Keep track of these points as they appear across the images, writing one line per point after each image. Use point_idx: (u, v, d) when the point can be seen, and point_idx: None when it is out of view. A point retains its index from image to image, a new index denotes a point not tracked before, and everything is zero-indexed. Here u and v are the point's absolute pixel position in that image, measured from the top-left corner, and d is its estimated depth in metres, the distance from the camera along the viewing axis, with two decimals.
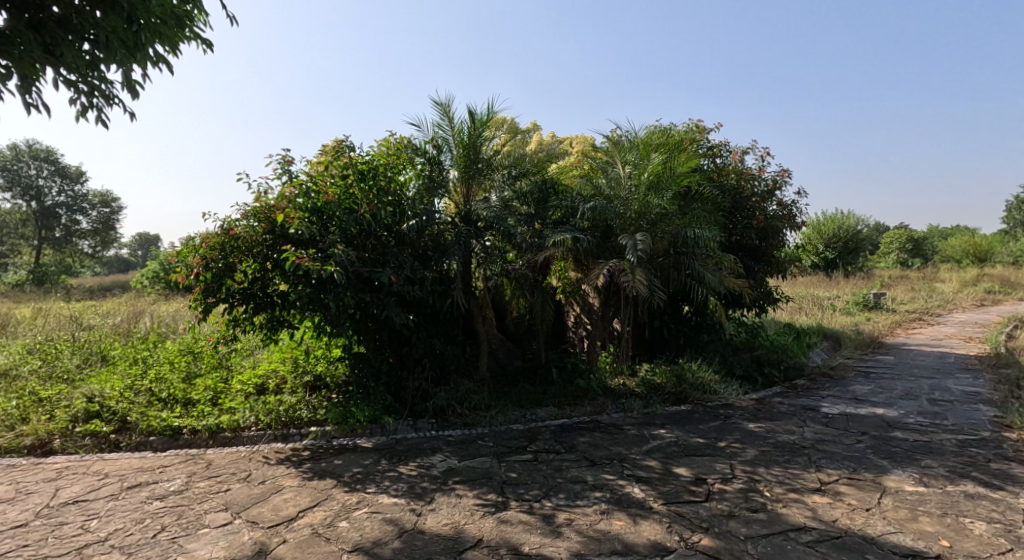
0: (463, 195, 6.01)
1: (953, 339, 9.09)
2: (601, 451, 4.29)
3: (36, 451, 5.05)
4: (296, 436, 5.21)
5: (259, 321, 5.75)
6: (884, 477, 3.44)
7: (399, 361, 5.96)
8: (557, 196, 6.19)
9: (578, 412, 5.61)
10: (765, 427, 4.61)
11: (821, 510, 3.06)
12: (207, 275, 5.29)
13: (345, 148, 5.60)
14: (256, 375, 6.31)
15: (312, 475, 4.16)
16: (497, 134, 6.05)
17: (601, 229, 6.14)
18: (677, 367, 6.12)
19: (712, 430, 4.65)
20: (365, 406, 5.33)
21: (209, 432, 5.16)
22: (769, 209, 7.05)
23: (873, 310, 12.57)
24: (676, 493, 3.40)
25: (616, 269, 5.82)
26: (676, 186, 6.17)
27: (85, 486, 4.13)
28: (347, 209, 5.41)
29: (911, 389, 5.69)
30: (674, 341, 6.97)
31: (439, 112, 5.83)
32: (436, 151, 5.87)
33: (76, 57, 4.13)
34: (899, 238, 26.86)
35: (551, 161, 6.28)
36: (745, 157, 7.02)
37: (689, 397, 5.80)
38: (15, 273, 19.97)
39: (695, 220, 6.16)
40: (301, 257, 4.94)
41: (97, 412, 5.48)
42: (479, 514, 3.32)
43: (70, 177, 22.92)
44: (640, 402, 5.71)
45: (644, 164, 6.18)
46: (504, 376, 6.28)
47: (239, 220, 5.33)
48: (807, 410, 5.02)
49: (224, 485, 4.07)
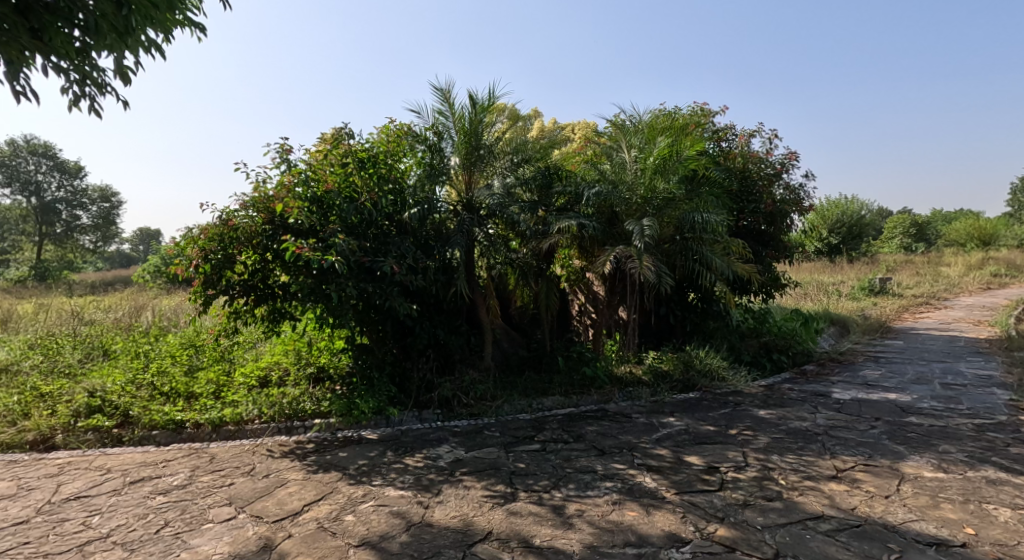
0: (465, 183, 5.89)
1: (961, 322, 9.00)
2: (610, 440, 4.21)
3: (38, 447, 5.00)
4: (300, 428, 5.14)
5: (260, 313, 5.68)
6: (902, 462, 3.36)
7: (403, 352, 5.91)
8: (561, 182, 6.07)
9: (585, 401, 5.55)
10: (776, 414, 4.53)
11: (839, 498, 2.98)
12: (207, 267, 5.19)
13: (345, 136, 5.50)
14: (259, 367, 6.25)
15: (317, 468, 4.10)
16: (499, 119, 5.92)
17: (606, 216, 6.09)
18: (684, 354, 6.04)
19: (722, 418, 4.57)
20: (370, 398, 5.27)
21: (212, 426, 5.10)
22: (776, 194, 6.94)
23: (879, 295, 12.47)
24: (689, 483, 3.32)
25: (623, 255, 5.73)
26: (683, 170, 6.02)
27: (87, 481, 4.08)
28: (346, 198, 5.33)
29: (922, 374, 5.61)
30: (680, 328, 6.90)
31: (439, 98, 5.72)
32: (436, 138, 5.75)
33: (66, 43, 4.02)
34: (903, 223, 26.66)
35: (554, 147, 6.16)
36: (751, 140, 6.89)
37: (697, 384, 5.74)
38: (17, 269, 19.95)
39: (703, 204, 6.00)
40: (302, 247, 4.83)
41: (99, 407, 5.43)
42: (488, 506, 3.25)
43: (69, 172, 22.80)
44: (648, 390, 5.65)
45: (649, 148, 6.09)
46: (509, 365, 6.22)
47: (238, 211, 5.25)
48: (818, 396, 4.94)
49: (227, 479, 4.00)
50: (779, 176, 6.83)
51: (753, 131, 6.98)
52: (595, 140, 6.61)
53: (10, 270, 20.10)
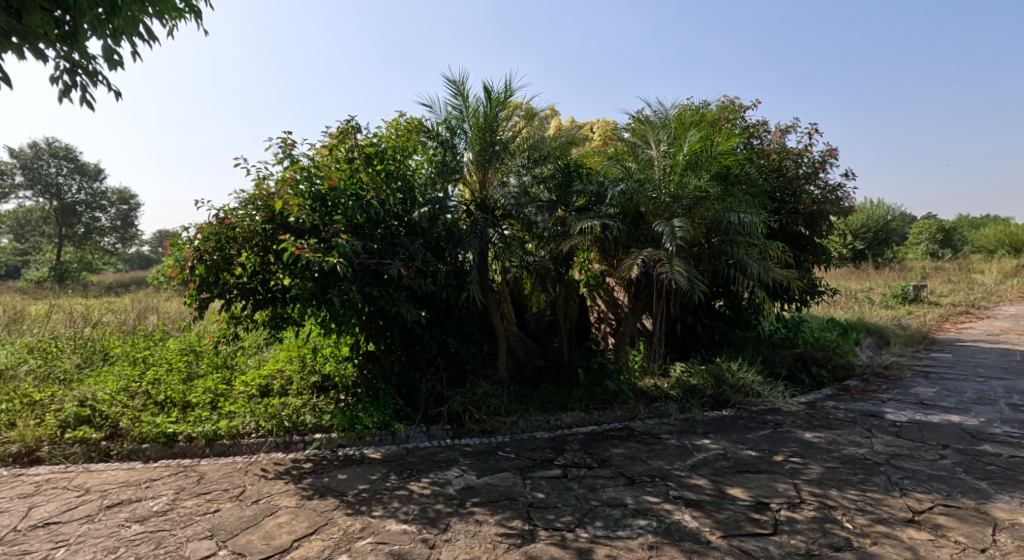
0: (479, 181, 5.44)
1: (1012, 335, 8.36)
2: (639, 466, 3.75)
3: (22, 460, 4.68)
4: (299, 444, 4.77)
5: (260, 318, 5.29)
6: (991, 504, 2.84)
7: (410, 360, 5.49)
8: (582, 180, 5.68)
9: (608, 418, 5.08)
10: (825, 437, 4.02)
11: (923, 550, 2.49)
12: (202, 268, 4.84)
13: (352, 129, 5.07)
14: (260, 375, 5.87)
15: (312, 493, 3.69)
16: (516, 112, 5.45)
17: (631, 216, 5.65)
18: (714, 366, 5.56)
19: (762, 441, 4.09)
20: (375, 411, 4.84)
21: (206, 440, 4.73)
22: (815, 193, 6.39)
23: (913, 303, 11.81)
24: (737, 523, 2.85)
25: (652, 259, 5.23)
26: (716, 167, 5.55)
27: (60, 505, 3.77)
28: (352, 196, 4.94)
29: (983, 392, 5.06)
30: (709, 338, 6.42)
31: (453, 90, 5.30)
32: (449, 134, 5.33)
33: (46, 23, 3.65)
34: (928, 229, 25.76)
35: (572, 144, 5.74)
36: (787, 135, 6.39)
37: (730, 400, 5.25)
38: (37, 270, 20.03)
39: (738, 203, 5.51)
40: (302, 248, 4.44)
41: (88, 417, 5.07)
42: (502, 548, 2.81)
43: (87, 174, 22.76)
44: (676, 405, 5.17)
45: (679, 143, 5.60)
46: (524, 376, 5.81)
47: (236, 209, 4.92)
48: (869, 417, 4.42)
49: (212, 505, 3.62)
50: (817, 173, 6.31)
51: (787, 126, 6.47)
52: (618, 136, 6.15)
53: (29, 272, 20.06)
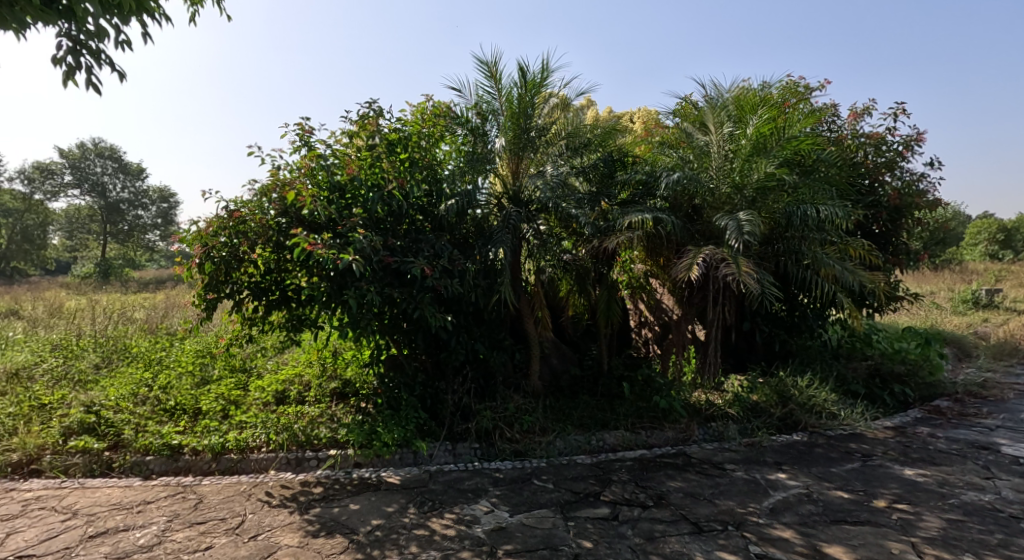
0: (512, 171, 4.83)
1: None
2: (704, 507, 3.13)
3: (20, 471, 4.28)
4: (312, 462, 4.26)
5: (275, 320, 4.79)
6: None
7: (435, 368, 4.94)
8: (626, 169, 5.09)
9: (657, 439, 4.43)
10: (932, 476, 3.33)
11: None
12: (210, 265, 4.37)
13: (374, 115, 4.56)
14: (277, 380, 5.40)
15: (319, 528, 3.17)
16: (554, 96, 4.84)
17: (684, 210, 5.01)
18: (777, 381, 4.87)
19: (853, 477, 3.40)
20: (394, 427, 4.31)
21: (212, 454, 4.26)
22: (896, 183, 5.61)
23: (987, 308, 10.74)
24: None
25: (713, 260, 4.55)
26: (788, 152, 4.80)
27: (42, 532, 3.35)
28: (372, 185, 4.39)
29: None
30: (766, 346, 5.76)
31: (483, 72, 4.75)
32: (480, 120, 4.77)
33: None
34: (988, 228, 24.06)
35: (617, 131, 5.12)
36: (862, 118, 5.60)
37: (802, 422, 4.54)
38: (83, 268, 20.26)
39: (812, 195, 4.82)
40: (315, 244, 3.91)
41: (93, 425, 4.65)
42: None
43: (131, 174, 22.94)
44: (737, 426, 4.50)
45: (743, 127, 4.93)
46: (560, 386, 5.23)
47: (247, 200, 4.43)
48: (982, 451, 3.70)
49: (205, 539, 3.14)
50: (898, 162, 5.55)
51: (863, 108, 5.70)
52: (664, 123, 5.45)
53: (75, 270, 20.29)
